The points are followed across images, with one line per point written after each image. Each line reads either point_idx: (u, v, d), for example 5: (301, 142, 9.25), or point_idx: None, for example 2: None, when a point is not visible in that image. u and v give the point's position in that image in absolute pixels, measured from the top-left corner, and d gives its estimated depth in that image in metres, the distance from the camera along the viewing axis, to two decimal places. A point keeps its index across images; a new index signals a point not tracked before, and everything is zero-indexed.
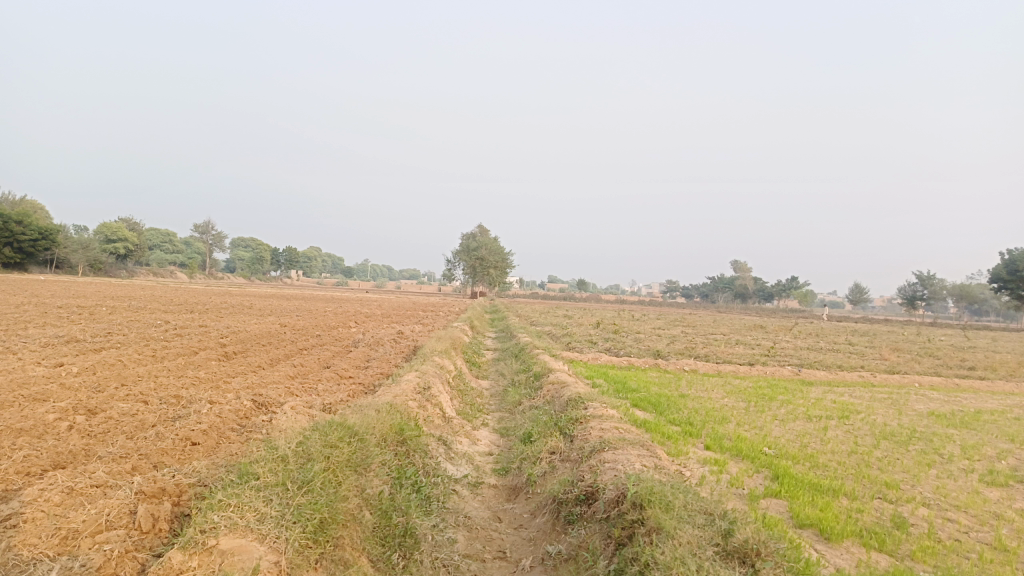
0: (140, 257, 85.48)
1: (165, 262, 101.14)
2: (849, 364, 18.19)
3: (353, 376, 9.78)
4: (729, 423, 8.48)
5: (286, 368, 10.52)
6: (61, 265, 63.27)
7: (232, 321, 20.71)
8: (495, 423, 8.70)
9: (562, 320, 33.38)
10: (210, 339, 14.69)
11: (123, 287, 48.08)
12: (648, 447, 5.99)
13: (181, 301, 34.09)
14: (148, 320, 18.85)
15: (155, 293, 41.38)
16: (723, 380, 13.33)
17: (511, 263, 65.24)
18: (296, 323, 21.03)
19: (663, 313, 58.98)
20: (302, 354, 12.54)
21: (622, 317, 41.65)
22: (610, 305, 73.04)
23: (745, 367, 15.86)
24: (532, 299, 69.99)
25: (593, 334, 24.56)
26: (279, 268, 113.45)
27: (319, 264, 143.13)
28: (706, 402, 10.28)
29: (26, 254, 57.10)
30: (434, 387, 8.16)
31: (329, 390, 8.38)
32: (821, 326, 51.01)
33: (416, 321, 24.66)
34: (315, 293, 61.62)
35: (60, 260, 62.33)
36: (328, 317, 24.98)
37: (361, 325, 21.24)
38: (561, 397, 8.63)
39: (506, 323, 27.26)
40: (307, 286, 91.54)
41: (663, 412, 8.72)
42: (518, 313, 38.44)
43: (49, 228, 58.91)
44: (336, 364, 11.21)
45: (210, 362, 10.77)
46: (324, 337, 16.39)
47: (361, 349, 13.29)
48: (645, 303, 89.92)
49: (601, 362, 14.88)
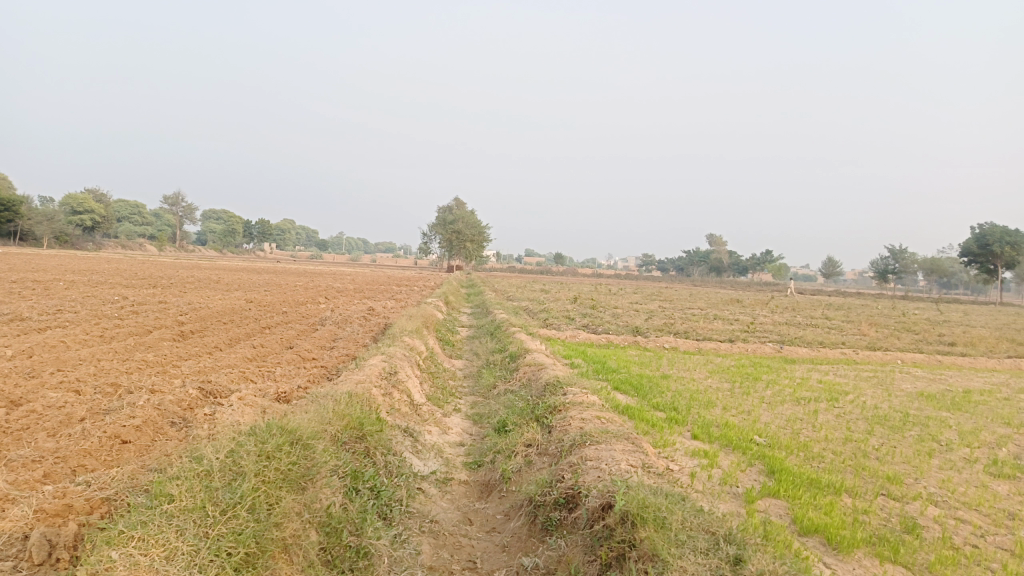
0: (107, 230, 83.37)
1: (133, 234, 98.75)
2: (830, 340, 17.87)
3: (315, 359, 9.15)
4: (716, 407, 7.99)
5: (245, 349, 9.85)
6: (25, 237, 61.33)
7: (196, 297, 19.87)
8: (467, 409, 8.14)
9: (540, 295, 32.86)
10: (169, 317, 13.92)
11: (89, 260, 46.63)
12: (633, 440, 5.47)
13: (148, 275, 32.98)
14: (106, 296, 17.96)
15: (122, 267, 40.13)
16: (705, 359, 12.86)
17: (488, 236, 64.46)
18: (264, 299, 20.24)
19: (641, 287, 58.68)
20: (265, 333, 11.85)
21: (600, 292, 41.23)
22: (588, 278, 72.67)
23: (727, 344, 15.44)
24: (509, 274, 69.36)
25: (570, 310, 24.05)
26: (252, 241, 111.44)
27: (293, 237, 141.00)
28: (690, 383, 9.79)
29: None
30: (401, 371, 7.57)
31: (287, 374, 7.75)
32: (797, 300, 51.07)
33: (390, 296, 23.94)
34: (289, 267, 60.44)
35: (23, 232, 60.44)
36: (298, 292, 24.21)
37: (332, 300, 20.51)
38: (537, 381, 8.08)
39: (481, 299, 26.66)
40: (281, 259, 90.03)
41: (646, 397, 8.22)
42: (494, 287, 37.83)
43: (11, 199, 56.92)
44: (299, 344, 10.55)
45: (163, 343, 10.06)
46: (290, 314, 15.66)
47: (327, 327, 12.62)
48: (622, 277, 89.77)
49: (580, 340, 14.35)
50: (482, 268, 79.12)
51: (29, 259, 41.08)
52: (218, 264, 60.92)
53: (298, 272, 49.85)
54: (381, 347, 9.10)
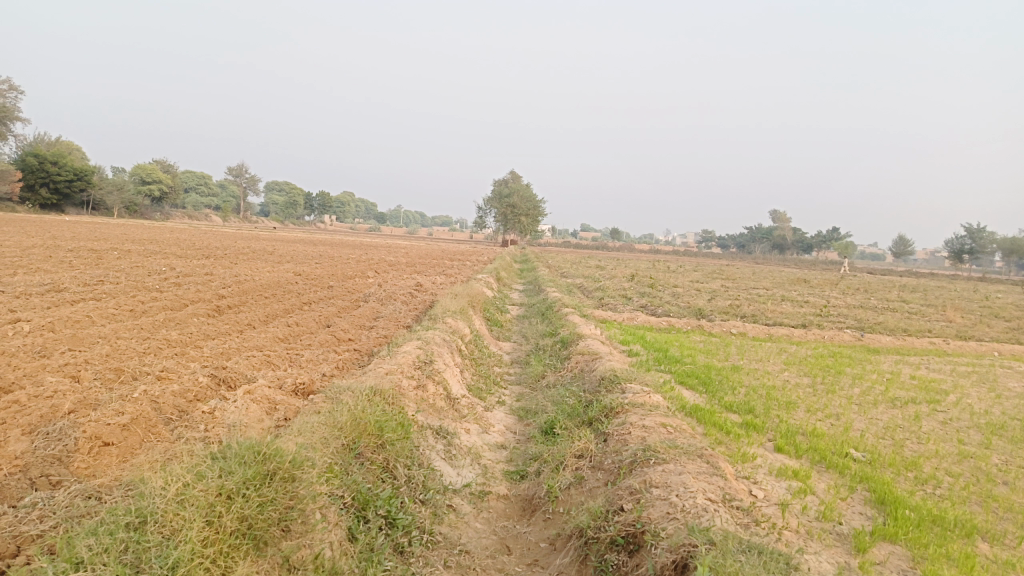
0: (174, 200, 85.47)
1: (198, 205, 101.08)
2: (914, 327, 16.31)
3: (350, 341, 8.41)
4: (799, 410, 6.92)
5: (278, 327, 9.20)
6: (96, 206, 63.15)
7: (245, 269, 19.52)
8: (513, 403, 7.27)
9: (596, 272, 31.72)
10: (210, 290, 13.47)
11: (153, 230, 47.53)
12: (708, 458, 4.51)
13: (205, 245, 33.15)
14: (154, 266, 17.71)
15: (184, 237, 40.65)
16: (778, 347, 11.65)
17: (544, 210, 63.28)
18: (313, 272, 19.75)
19: (701, 264, 56.77)
20: (304, 310, 11.19)
21: (659, 269, 39.79)
22: (646, 255, 70.85)
23: (799, 330, 14.15)
24: (564, 249, 68.10)
25: (627, 289, 22.86)
26: (311, 212, 112.83)
27: (351, 209, 142.37)
28: (765, 377, 8.69)
29: (61, 196, 57.00)
30: (438, 359, 6.73)
31: (315, 359, 7.02)
32: (868, 281, 48.45)
33: (441, 272, 23.23)
34: (345, 239, 60.61)
35: (95, 201, 62.28)
36: (348, 265, 23.70)
37: (380, 275, 19.88)
38: (592, 374, 7.14)
39: (535, 275, 25.71)
40: (339, 231, 90.79)
41: (716, 395, 7.21)
42: (549, 263, 36.84)
43: (83, 169, 58.54)
44: (336, 323, 9.84)
45: (193, 319, 9.46)
46: (335, 288, 15.06)
47: (369, 304, 11.90)
48: (681, 253, 87.43)
49: (639, 323, 13.29)
50: (537, 242, 78.06)
51: (96, 228, 42.02)
52: (277, 235, 61.57)
53: (353, 245, 49.82)
54: (420, 330, 8.29)
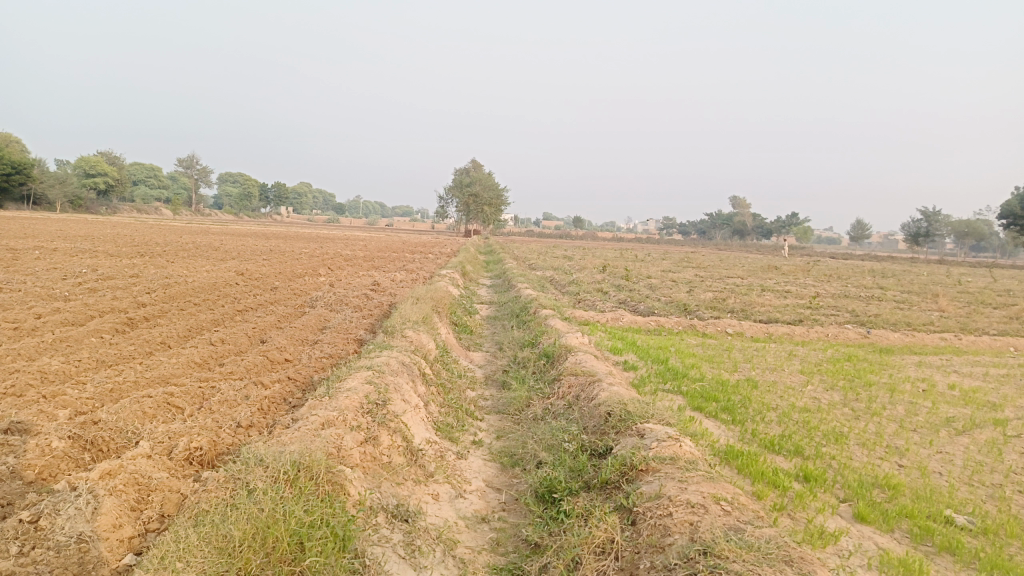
0: (122, 194, 81.65)
1: (148, 198, 97.04)
2: (914, 319, 15.11)
3: (286, 365, 6.74)
4: (854, 449, 5.49)
5: (198, 346, 7.46)
6: (38, 201, 59.63)
7: (180, 268, 17.48)
8: (493, 444, 5.71)
9: (565, 263, 30.25)
10: (130, 296, 11.53)
11: (95, 225, 44.61)
12: (800, 566, 3.02)
13: (147, 241, 30.79)
14: (73, 268, 15.60)
15: (128, 233, 37.99)
16: (784, 351, 10.25)
17: (507, 199, 61.57)
18: (258, 271, 17.84)
19: (668, 252, 55.87)
20: (237, 320, 9.44)
21: (628, 258, 38.54)
22: (612, 243, 69.76)
23: (799, 327, 12.83)
24: (528, 238, 66.62)
25: (602, 282, 21.48)
26: (267, 205, 109.29)
27: (309, 200, 138.64)
28: (792, 394, 7.24)
29: (0, 190, 53.67)
30: (395, 396, 5.10)
31: (233, 396, 5.36)
32: (835, 266, 47.92)
33: (401, 267, 21.48)
34: (302, 232, 58.15)
35: (36, 196, 58.81)
36: (301, 262, 21.80)
37: (334, 272, 18.05)
38: (593, 407, 5.58)
39: (501, 269, 24.08)
40: (298, 223, 87.84)
41: (748, 427, 5.75)
42: (514, 254, 35.35)
43: (24, 162, 54.97)
44: (273, 339, 8.11)
45: (93, 337, 7.68)
46: (280, 291, 13.27)
47: (315, 312, 10.16)
48: (646, 240, 86.69)
49: (625, 324, 11.79)
50: (501, 232, 76.35)
51: (32, 224, 39.09)
52: (231, 228, 58.86)
53: (310, 237, 47.48)
54: (373, 349, 6.63)
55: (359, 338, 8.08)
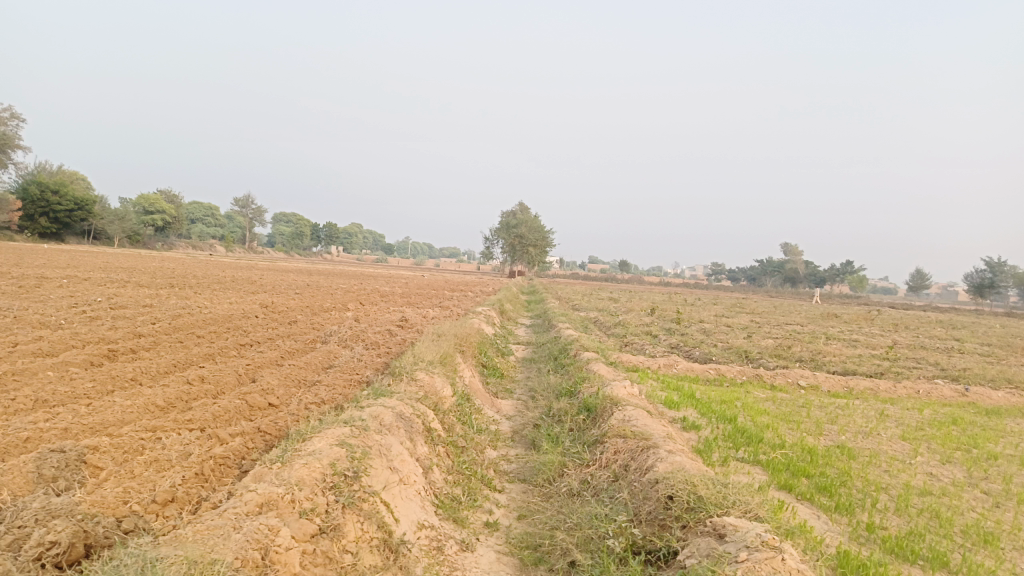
0: (178, 230, 83.31)
1: (203, 234, 99.11)
2: (1014, 376, 13.12)
3: (265, 416, 5.48)
4: (1017, 558, 3.90)
5: (171, 386, 6.26)
6: (99, 236, 60.86)
7: (203, 299, 16.58)
8: (513, 528, 4.29)
9: (611, 305, 28.73)
10: (132, 326, 10.49)
11: (146, 259, 44.84)
12: None
13: (188, 274, 30.40)
14: (89, 296, 14.78)
15: (174, 267, 37.86)
16: (874, 411, 8.58)
17: (552, 241, 60.44)
18: (284, 304, 16.84)
19: (718, 297, 53.76)
20: (233, 355, 8.25)
21: (678, 302, 36.66)
22: (661, 287, 67.84)
23: (882, 380, 11.09)
24: (574, 280, 65.21)
25: (651, 325, 19.91)
26: (317, 243, 110.61)
27: (358, 239, 140.39)
28: (901, 469, 5.65)
29: (62, 225, 54.93)
30: (377, 463, 3.75)
31: (171, 454, 4.08)
32: (897, 316, 45.11)
33: (436, 304, 20.29)
34: (347, 270, 57.88)
35: (97, 231, 60.03)
36: (334, 296, 20.78)
37: (363, 307, 16.97)
38: (648, 485, 4.15)
39: (543, 309, 22.72)
40: (346, 262, 88.26)
41: (863, 520, 4.23)
42: (557, 295, 34.03)
43: (86, 197, 56.26)
44: (263, 378, 6.87)
45: (53, 371, 6.54)
46: (298, 325, 12.11)
47: (324, 348, 8.95)
48: (696, 286, 84.28)
49: (680, 372, 10.25)
50: (546, 275, 75.09)
51: (84, 256, 39.37)
52: (279, 265, 58.98)
53: (353, 275, 47.00)
54: (368, 396, 5.29)
55: (363, 381, 6.79)
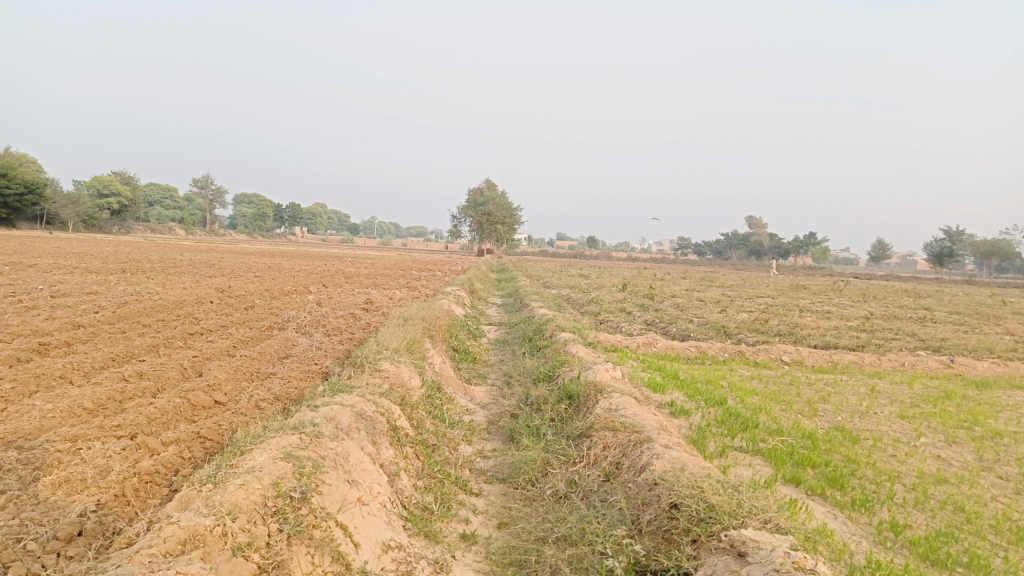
0: (136, 214, 80.77)
1: (162, 217, 96.42)
2: (992, 345, 12.97)
3: (209, 417, 4.85)
4: None
5: (103, 385, 5.58)
6: (52, 221, 58.58)
7: (155, 285, 15.68)
8: (494, 540, 3.76)
9: (581, 282, 28.32)
10: (72, 316, 9.68)
11: (101, 244, 43.17)
12: None
13: (143, 259, 29.19)
14: (30, 284, 13.80)
15: (129, 251, 36.43)
16: (864, 388, 8.23)
17: (520, 218, 59.82)
18: (242, 288, 16.02)
19: (687, 271, 53.75)
20: (180, 346, 7.54)
21: (648, 278, 36.45)
22: (630, 263, 67.78)
23: (865, 354, 10.79)
24: (543, 257, 64.79)
25: (625, 301, 19.51)
26: (281, 224, 108.37)
27: (323, 220, 138.09)
28: (909, 452, 5.25)
29: (12, 211, 52.72)
30: (332, 478, 3.17)
31: (87, 471, 3.45)
32: (862, 286, 45.54)
33: (403, 285, 19.60)
34: (312, 251, 56.65)
35: (50, 216, 57.80)
36: (297, 279, 19.97)
37: (327, 290, 16.23)
38: (647, 488, 3.64)
39: (512, 287, 22.18)
40: (311, 243, 86.61)
41: (883, 518, 3.79)
42: (526, 272, 33.51)
43: (37, 181, 53.98)
44: (210, 372, 6.21)
45: None
46: (256, 310, 11.38)
47: (281, 336, 8.28)
48: (665, 260, 84.52)
49: (660, 351, 9.80)
50: (514, 252, 74.50)
51: (33, 241, 37.68)
52: (242, 247, 57.50)
53: (318, 256, 45.89)
54: (325, 393, 4.68)
55: (323, 373, 6.17)
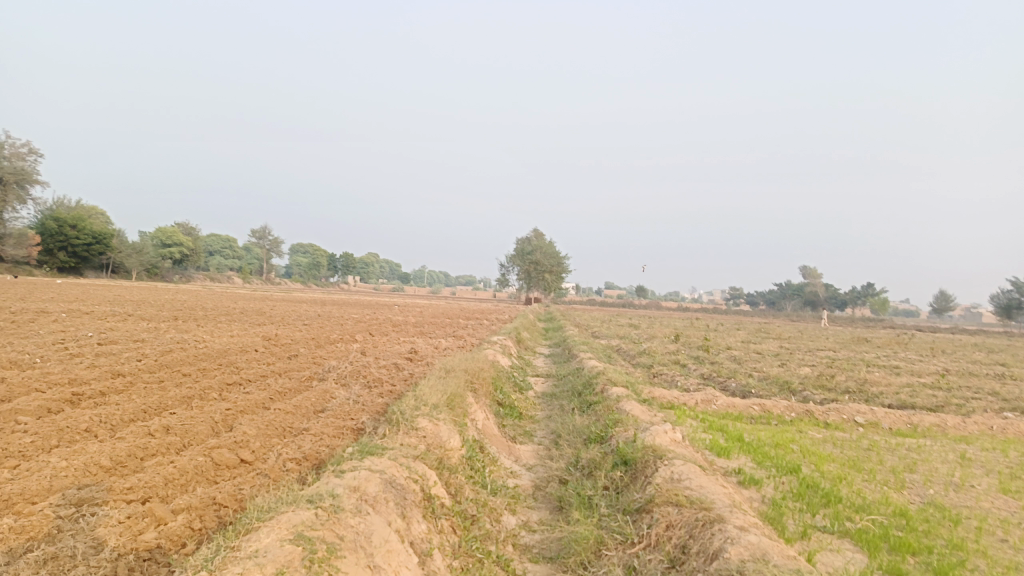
0: (195, 263, 83.26)
1: (220, 266, 99.16)
2: None
3: (232, 479, 4.46)
4: None
5: (127, 439, 5.26)
6: (117, 269, 60.61)
7: (202, 332, 15.65)
8: None
9: (631, 333, 27.56)
10: (113, 363, 9.53)
11: (160, 292, 44.30)
12: None
13: (197, 306, 29.61)
14: (80, 331, 13.87)
15: (185, 298, 37.18)
16: (952, 454, 7.42)
17: (569, 268, 59.43)
18: (288, 336, 15.87)
19: (741, 322, 52.31)
20: (214, 397, 7.24)
21: (700, 329, 35.44)
22: (680, 313, 66.50)
23: (946, 415, 9.89)
24: (592, 307, 64.10)
25: (678, 353, 18.76)
26: (334, 273, 110.34)
27: (374, 269, 140.23)
28: (1023, 537, 4.53)
29: (80, 259, 54.78)
30: (349, 564, 2.70)
31: (80, 545, 3.05)
32: (927, 340, 43.50)
33: (449, 334, 19.26)
34: (362, 300, 57.07)
35: (115, 265, 59.86)
36: (344, 327, 19.84)
37: (372, 339, 15.97)
38: None
39: (560, 338, 21.62)
40: (361, 291, 87.71)
41: None
42: (575, 322, 32.93)
43: (104, 231, 56.13)
44: (240, 427, 5.85)
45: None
46: (298, 359, 11.12)
47: (320, 387, 7.93)
48: (717, 311, 82.70)
49: (720, 409, 9.13)
50: (563, 301, 73.94)
51: (97, 288, 38.85)
52: (295, 296, 58.31)
53: (368, 305, 46.14)
54: (353, 455, 4.25)
55: (359, 430, 5.76)
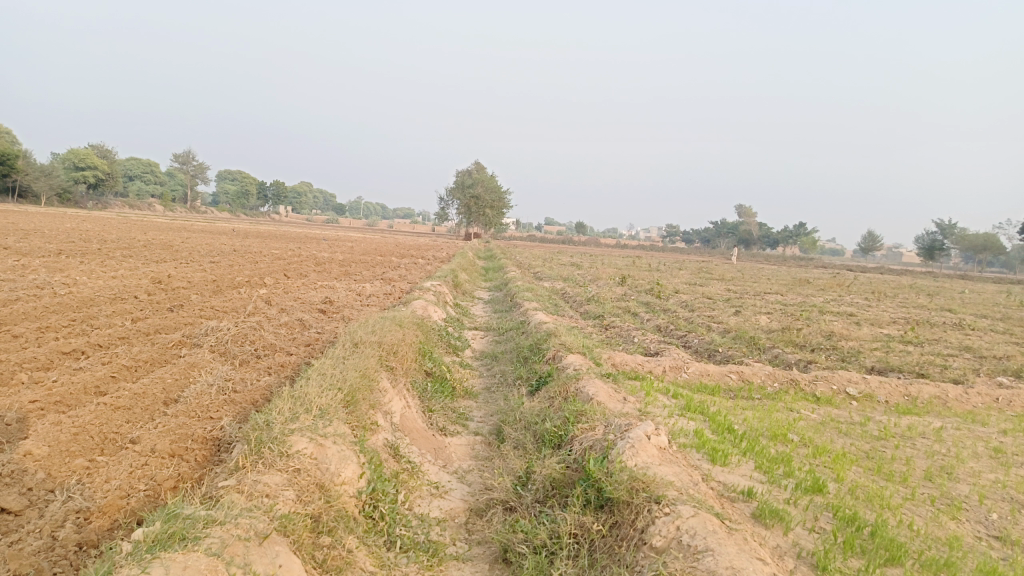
0: (113, 189, 77.56)
1: (141, 193, 93.03)
2: None
3: None
4: None
5: None
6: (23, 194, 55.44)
7: (81, 272, 13.22)
8: None
9: (575, 274, 25.96)
10: None
11: (66, 219, 40.37)
12: None
13: (100, 238, 26.53)
14: None
15: (92, 228, 33.67)
16: (978, 442, 6.11)
17: (509, 202, 57.37)
18: (184, 278, 13.59)
19: (682, 261, 51.65)
20: (25, 378, 5.23)
21: (644, 269, 34.26)
22: (620, 251, 65.70)
23: (941, 382, 8.67)
24: (532, 244, 62.72)
25: (627, 299, 17.33)
26: (265, 203, 105.19)
27: (308, 199, 134.63)
28: None
29: None
30: None
31: None
32: (862, 281, 43.70)
33: (378, 276, 17.25)
34: (294, 231, 53.87)
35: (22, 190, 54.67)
36: (259, 267, 17.57)
37: (286, 283, 13.86)
38: None
39: (501, 280, 19.89)
40: (293, 222, 83.65)
41: None
42: (516, 261, 31.27)
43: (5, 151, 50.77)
44: (32, 439, 3.94)
45: None
46: (181, 312, 9.07)
47: (184, 362, 5.94)
48: (657, 248, 82.45)
49: (692, 379, 7.64)
50: (502, 236, 72.08)
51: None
52: (221, 226, 54.67)
53: (297, 237, 43.22)
54: (137, 551, 2.33)
55: (211, 453, 3.92)
